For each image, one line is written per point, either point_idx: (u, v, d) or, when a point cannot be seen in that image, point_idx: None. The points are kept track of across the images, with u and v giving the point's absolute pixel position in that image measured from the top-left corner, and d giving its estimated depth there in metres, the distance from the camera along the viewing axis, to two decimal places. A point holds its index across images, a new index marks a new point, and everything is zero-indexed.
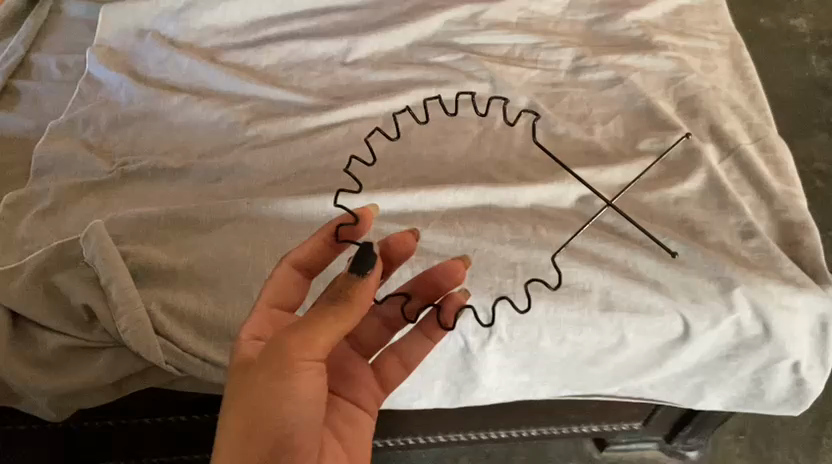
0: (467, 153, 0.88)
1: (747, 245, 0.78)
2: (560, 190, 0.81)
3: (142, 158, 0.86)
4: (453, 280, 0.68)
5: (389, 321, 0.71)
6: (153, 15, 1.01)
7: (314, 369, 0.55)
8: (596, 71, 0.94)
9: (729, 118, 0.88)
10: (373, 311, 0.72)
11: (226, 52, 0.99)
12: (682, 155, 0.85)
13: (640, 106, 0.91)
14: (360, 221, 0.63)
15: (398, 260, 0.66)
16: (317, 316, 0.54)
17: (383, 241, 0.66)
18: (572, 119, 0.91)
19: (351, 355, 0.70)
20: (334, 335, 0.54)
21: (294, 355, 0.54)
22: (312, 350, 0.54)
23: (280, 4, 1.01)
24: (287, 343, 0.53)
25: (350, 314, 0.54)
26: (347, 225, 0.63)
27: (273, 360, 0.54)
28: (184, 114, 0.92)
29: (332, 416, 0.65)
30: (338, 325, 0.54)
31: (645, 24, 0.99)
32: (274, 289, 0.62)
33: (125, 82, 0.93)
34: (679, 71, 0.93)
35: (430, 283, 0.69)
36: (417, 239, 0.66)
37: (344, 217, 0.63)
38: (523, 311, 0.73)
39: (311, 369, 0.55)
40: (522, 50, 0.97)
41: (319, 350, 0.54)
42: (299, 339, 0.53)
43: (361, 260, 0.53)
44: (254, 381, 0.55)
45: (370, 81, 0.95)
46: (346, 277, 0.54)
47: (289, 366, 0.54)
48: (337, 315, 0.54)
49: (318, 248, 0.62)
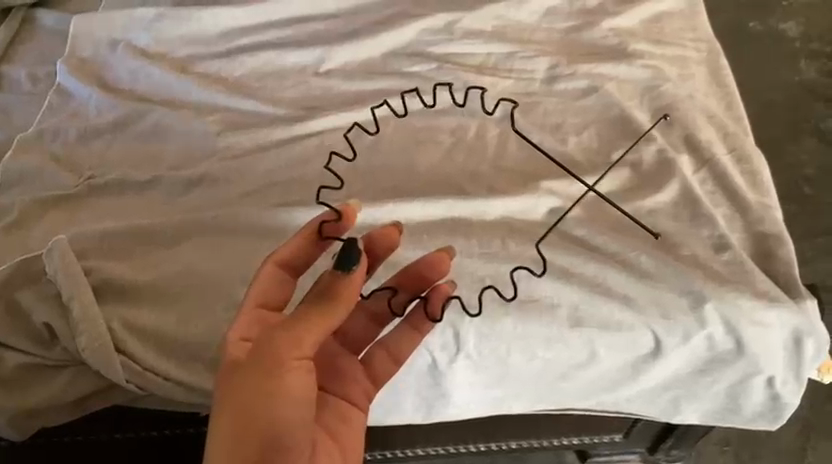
0: (438, 164, 0.87)
1: (720, 258, 0.76)
2: (532, 202, 0.80)
3: (110, 171, 0.85)
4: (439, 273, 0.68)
5: (376, 317, 0.71)
6: (126, 25, 0.99)
7: (305, 367, 0.58)
8: (571, 80, 0.93)
9: (706, 127, 0.87)
10: (358, 306, 0.71)
11: (199, 62, 0.97)
12: (656, 165, 0.84)
13: (615, 115, 0.89)
14: (342, 221, 0.65)
15: (379, 254, 0.67)
16: (304, 316, 0.57)
17: (366, 236, 0.67)
18: (546, 128, 0.89)
19: (342, 351, 0.69)
20: (319, 334, 0.57)
21: (284, 355, 0.57)
22: (301, 349, 0.57)
23: (254, 12, 1.00)
24: (278, 342, 0.57)
25: (335, 313, 0.57)
26: (330, 224, 0.65)
27: (263, 359, 0.57)
28: (154, 125, 0.90)
29: (324, 414, 0.66)
30: (324, 323, 0.57)
31: (622, 31, 0.97)
32: (260, 289, 0.62)
33: (95, 94, 0.92)
34: (654, 80, 0.92)
35: (415, 276, 0.69)
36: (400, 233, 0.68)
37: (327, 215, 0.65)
38: (509, 299, 0.74)
39: (299, 368, 0.57)
40: (498, 59, 0.96)
41: (307, 347, 0.57)
42: (288, 337, 0.57)
43: (344, 257, 0.57)
44: (244, 380, 0.57)
45: (343, 91, 0.94)
46: (330, 276, 0.57)
47: (280, 365, 0.57)
48: (322, 314, 0.57)
49: (306, 247, 0.64)
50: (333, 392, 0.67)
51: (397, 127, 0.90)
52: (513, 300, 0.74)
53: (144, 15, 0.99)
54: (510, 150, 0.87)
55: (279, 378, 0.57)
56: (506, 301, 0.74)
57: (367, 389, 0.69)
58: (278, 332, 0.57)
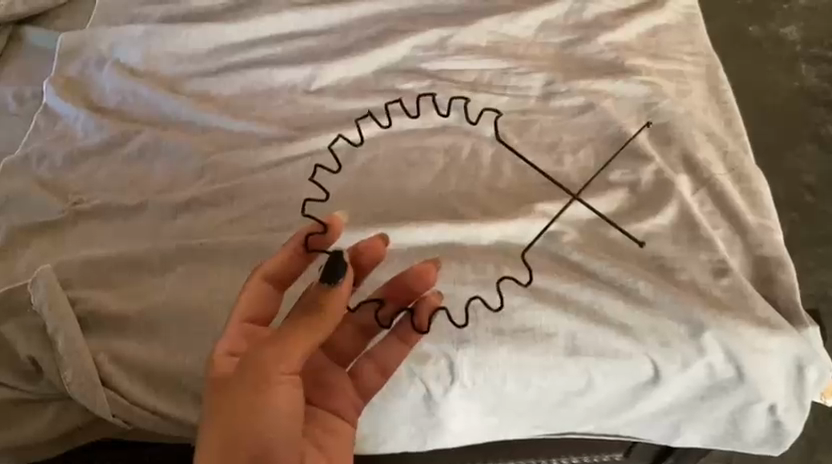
0: (431, 186, 0.85)
1: (720, 283, 0.75)
2: (526, 227, 0.78)
3: (98, 195, 0.84)
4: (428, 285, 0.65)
5: (365, 329, 0.66)
6: (114, 44, 0.98)
7: (294, 381, 0.55)
8: (567, 97, 0.91)
9: (705, 146, 0.85)
10: (346, 318, 0.66)
11: (188, 80, 0.96)
12: (653, 186, 0.82)
13: (612, 134, 0.87)
14: (327, 231, 0.62)
15: (367, 265, 0.64)
16: (292, 328, 0.54)
17: (353, 248, 0.65)
18: (541, 148, 0.88)
19: (329, 364, 0.64)
20: (309, 347, 0.55)
21: (271, 368, 0.54)
22: (290, 362, 0.54)
23: (243, 29, 0.98)
24: (264, 358, 0.54)
25: (324, 326, 0.55)
26: (315, 236, 0.62)
27: (251, 372, 0.54)
28: (142, 147, 0.88)
29: (311, 430, 0.61)
30: (313, 335, 0.55)
31: (619, 45, 0.95)
32: (247, 303, 0.59)
33: (82, 115, 0.90)
34: (652, 96, 0.90)
35: (403, 288, 0.65)
36: (387, 243, 0.65)
37: (312, 227, 0.62)
38: (496, 309, 0.72)
39: (288, 382, 0.55)
40: (492, 75, 0.94)
41: (295, 361, 0.55)
42: (274, 351, 0.54)
43: (331, 269, 0.55)
44: (232, 395, 0.54)
45: (334, 110, 0.92)
46: (318, 288, 0.55)
47: (268, 380, 0.54)
48: (310, 327, 0.54)
49: (290, 259, 0.61)
50: (319, 405, 0.63)
51: (388, 148, 0.88)
52: (501, 310, 0.72)
53: (133, 33, 0.98)
54: (505, 171, 0.86)
55: (269, 392, 0.54)
56: (493, 312, 0.72)
57: (357, 403, 0.65)
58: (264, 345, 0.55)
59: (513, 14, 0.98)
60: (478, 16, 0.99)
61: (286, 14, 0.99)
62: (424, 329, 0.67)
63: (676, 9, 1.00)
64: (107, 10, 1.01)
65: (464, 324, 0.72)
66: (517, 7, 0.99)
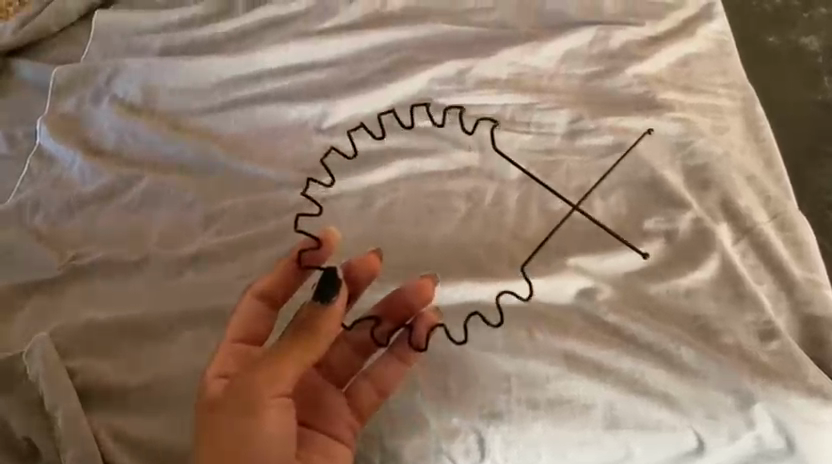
0: (453, 236, 0.79)
1: (767, 348, 0.70)
2: (558, 285, 0.73)
3: (96, 250, 0.78)
4: (422, 300, 0.67)
5: (361, 346, 0.68)
6: (110, 77, 0.92)
7: (284, 403, 0.58)
8: (595, 135, 0.85)
9: (744, 191, 0.80)
10: (341, 336, 0.68)
11: (191, 118, 0.89)
12: (692, 236, 0.77)
13: (645, 176, 0.82)
14: (322, 247, 0.66)
15: (361, 282, 0.67)
16: (282, 350, 0.57)
17: (346, 263, 0.67)
18: (569, 193, 0.82)
19: (323, 384, 0.67)
20: (299, 368, 0.58)
21: (262, 393, 0.57)
22: (279, 385, 0.57)
23: (249, 61, 0.92)
24: (254, 380, 0.57)
25: (313, 346, 0.58)
26: (309, 252, 0.65)
27: (241, 395, 0.57)
28: (143, 194, 0.82)
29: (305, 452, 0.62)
30: (302, 357, 0.58)
31: (648, 78, 0.89)
32: (240, 324, 0.63)
33: (79, 159, 0.85)
34: (686, 135, 0.84)
35: (398, 304, 0.68)
36: (380, 259, 0.68)
37: (306, 245, 0.66)
38: (496, 326, 0.70)
39: (278, 404, 0.58)
40: (514, 110, 0.88)
41: (285, 384, 0.57)
42: (264, 374, 0.57)
43: (323, 288, 0.59)
44: (222, 417, 0.57)
45: (348, 150, 0.86)
46: (311, 309, 0.59)
47: (259, 404, 0.57)
48: (300, 349, 0.58)
49: (283, 277, 0.64)
50: (314, 427, 0.64)
51: (407, 193, 0.82)
52: (500, 327, 0.70)
53: (131, 66, 0.92)
54: (532, 218, 0.80)
55: (260, 414, 0.57)
56: (493, 329, 0.70)
57: (353, 425, 0.66)
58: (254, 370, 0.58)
59: (534, 45, 0.92)
60: (497, 47, 0.93)
61: (293, 45, 0.94)
62: (421, 346, 0.68)
63: (706, 36, 0.94)
64: (104, 43, 0.96)
65: (463, 341, 0.70)
66: (538, 36, 0.94)
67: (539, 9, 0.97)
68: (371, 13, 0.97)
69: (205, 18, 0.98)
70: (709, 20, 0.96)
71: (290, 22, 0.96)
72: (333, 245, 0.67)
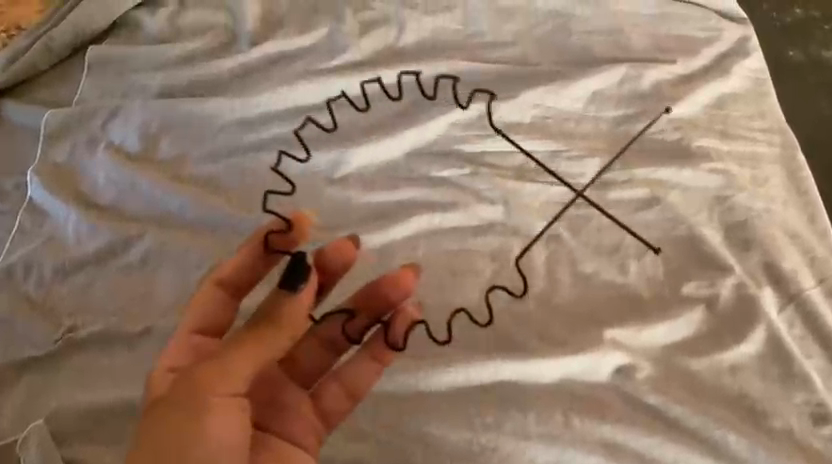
0: (479, 303, 0.73)
1: (820, 432, 0.66)
2: (594, 363, 0.68)
3: (93, 320, 0.73)
4: (402, 294, 0.62)
5: (332, 342, 0.64)
6: (106, 122, 0.86)
7: (238, 405, 0.53)
8: (627, 187, 0.80)
9: (788, 252, 0.75)
10: (309, 332, 0.64)
11: (193, 166, 0.83)
12: (735, 305, 0.72)
13: (681, 234, 0.77)
14: (291, 231, 0.62)
15: (334, 272, 0.65)
16: (237, 342, 0.52)
17: (319, 251, 0.65)
18: (602, 252, 0.76)
19: (287, 383, 0.63)
20: (256, 364, 0.52)
21: (213, 391, 0.52)
22: (233, 383, 0.52)
23: (254, 103, 0.87)
24: (205, 373, 0.52)
25: (272, 341, 0.52)
26: (277, 235, 0.62)
27: (190, 390, 0.52)
28: (144, 255, 0.76)
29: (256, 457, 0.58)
30: (260, 352, 0.52)
31: (681, 122, 0.84)
32: (197, 310, 0.60)
33: (74, 215, 0.79)
34: (725, 188, 0.79)
35: (375, 295, 0.62)
36: (357, 247, 0.66)
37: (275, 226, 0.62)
38: (485, 326, 0.71)
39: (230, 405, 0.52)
40: (540, 158, 0.83)
41: (239, 384, 0.52)
42: (217, 369, 0.52)
43: (290, 276, 0.54)
44: (167, 415, 0.52)
45: (361, 203, 0.81)
46: (274, 297, 0.53)
47: (211, 402, 0.51)
48: (259, 342, 0.52)
49: (246, 262, 0.61)
50: (269, 429, 0.60)
51: (428, 254, 0.77)
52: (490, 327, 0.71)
53: (129, 111, 0.86)
54: (562, 283, 0.75)
55: (209, 415, 0.51)
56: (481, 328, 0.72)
57: (317, 426, 0.62)
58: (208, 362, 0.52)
59: (560, 85, 0.86)
60: (520, 87, 0.88)
61: (301, 85, 0.87)
62: (397, 345, 0.65)
63: (742, 74, 0.88)
64: (98, 80, 0.89)
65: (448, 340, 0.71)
66: (564, 74, 0.88)
67: (563, 45, 0.91)
68: (383, 48, 0.91)
69: (206, 53, 0.92)
70: (744, 56, 0.90)
71: (297, 57, 0.91)
72: (306, 228, 0.63)
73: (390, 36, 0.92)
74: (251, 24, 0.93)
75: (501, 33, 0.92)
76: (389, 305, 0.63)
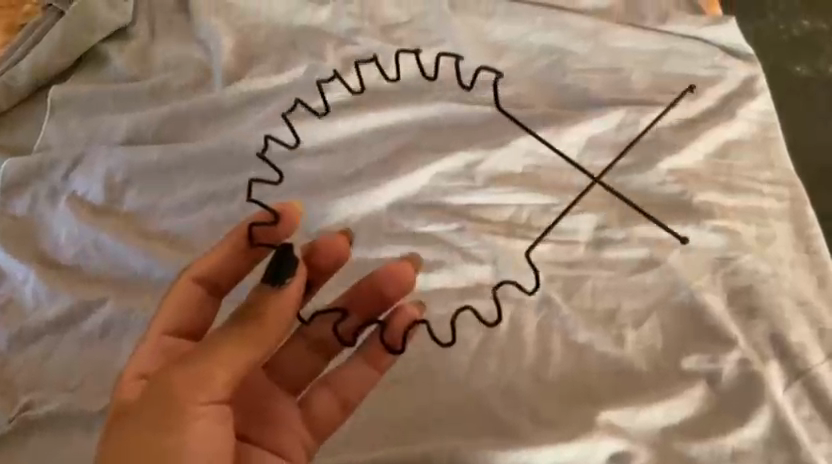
0: (464, 378, 0.68)
1: None
2: (586, 451, 0.63)
3: (50, 397, 0.68)
4: (399, 289, 0.64)
5: (321, 345, 0.65)
6: (70, 172, 0.81)
7: (212, 414, 0.55)
8: (624, 246, 0.75)
9: (796, 323, 0.70)
10: (296, 332, 0.65)
11: (160, 219, 0.78)
12: (738, 383, 0.67)
13: (682, 300, 0.72)
14: (278, 223, 0.60)
15: (320, 273, 0.64)
16: (217, 345, 0.54)
17: (310, 243, 0.64)
18: (596, 319, 0.71)
19: (274, 390, 0.63)
20: (234, 369, 0.54)
21: (186, 399, 0.54)
22: (207, 392, 0.54)
23: (226, 148, 0.80)
24: (178, 380, 0.54)
25: (251, 344, 0.54)
26: (262, 227, 0.60)
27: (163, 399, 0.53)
28: (105, 322, 0.72)
29: None
30: (238, 353, 0.54)
31: (683, 173, 0.78)
32: (174, 306, 0.61)
33: (32, 277, 0.74)
34: (729, 249, 0.74)
35: (368, 291, 0.64)
36: (348, 242, 0.65)
37: (260, 217, 0.61)
38: (492, 326, 0.69)
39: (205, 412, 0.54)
40: (532, 213, 0.77)
41: (212, 392, 0.54)
42: (189, 376, 0.54)
43: (274, 271, 0.56)
44: (136, 422, 0.54)
45: (344, 262, 0.76)
46: (259, 294, 0.56)
47: (184, 410, 0.54)
48: (236, 345, 0.54)
49: (227, 256, 0.60)
50: (254, 441, 0.61)
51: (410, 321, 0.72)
52: (496, 326, 0.69)
53: (93, 159, 0.81)
54: (554, 356, 0.69)
55: (183, 424, 0.54)
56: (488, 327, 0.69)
57: (305, 439, 0.63)
58: (180, 366, 0.54)
59: (554, 131, 0.81)
60: (512, 132, 0.82)
61: (278, 130, 0.82)
62: (396, 345, 0.64)
63: (750, 118, 0.83)
64: (62, 123, 0.84)
65: (451, 343, 0.68)
66: (558, 118, 0.82)
67: (558, 85, 0.86)
68: (366, 88, 0.85)
69: (178, 91, 0.86)
70: (752, 97, 0.84)
71: (274, 96, 0.85)
72: (295, 220, 0.61)
73: (374, 75, 0.86)
74: (225, 59, 0.87)
75: (493, 71, 0.87)
76: (382, 302, 0.64)
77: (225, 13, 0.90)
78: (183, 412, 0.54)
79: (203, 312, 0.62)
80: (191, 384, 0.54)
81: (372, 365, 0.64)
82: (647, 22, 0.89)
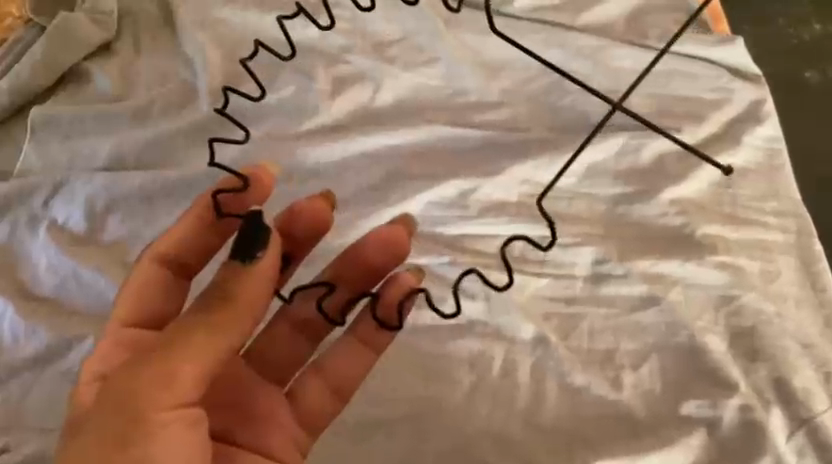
0: (456, 424, 0.66)
1: None
2: None
3: (28, 438, 0.67)
4: (392, 252, 0.64)
5: (306, 324, 0.66)
6: (50, 198, 0.78)
7: (181, 414, 0.54)
8: (624, 282, 0.72)
9: (801, 366, 0.67)
10: (282, 314, 0.66)
11: (141, 249, 0.75)
12: (739, 432, 0.65)
13: (682, 341, 0.69)
14: (248, 189, 0.61)
15: (301, 229, 0.65)
16: (181, 335, 0.54)
17: (287, 212, 0.65)
18: (593, 361, 0.69)
19: (259, 382, 0.64)
20: (201, 360, 0.54)
21: (149, 400, 0.53)
22: (173, 389, 0.53)
23: (209, 174, 0.77)
24: (143, 377, 0.53)
25: (216, 332, 0.54)
26: (227, 194, 0.61)
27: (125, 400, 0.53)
28: (85, 360, 0.69)
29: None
30: (205, 341, 0.53)
31: (686, 204, 0.76)
32: (140, 294, 0.61)
33: (10, 312, 0.72)
34: (732, 286, 0.71)
35: (357, 263, 0.64)
36: (329, 205, 0.65)
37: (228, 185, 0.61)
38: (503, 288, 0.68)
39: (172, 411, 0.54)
40: (526, 245, 0.74)
41: (178, 388, 0.53)
42: (152, 374, 0.53)
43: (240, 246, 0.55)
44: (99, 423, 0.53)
45: None
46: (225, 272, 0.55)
47: (147, 411, 0.53)
48: (202, 335, 0.53)
49: (194, 231, 0.61)
50: (237, 439, 0.62)
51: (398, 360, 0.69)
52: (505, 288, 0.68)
53: (74, 185, 0.78)
54: (549, 399, 0.67)
55: (147, 427, 0.53)
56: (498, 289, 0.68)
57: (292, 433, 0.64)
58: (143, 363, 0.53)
59: (550, 157, 0.78)
60: (507, 158, 0.79)
61: (265, 155, 0.79)
62: (388, 318, 0.64)
63: (755, 144, 0.79)
64: (43, 147, 0.81)
65: (456, 314, 0.62)
66: (555, 143, 0.79)
67: (556, 106, 0.82)
68: (357, 110, 0.83)
69: (162, 112, 0.83)
70: (758, 122, 0.80)
71: (262, 118, 0.82)
72: (266, 185, 0.62)
73: (365, 95, 0.83)
74: (211, 78, 0.84)
75: (488, 92, 0.83)
76: (369, 274, 0.64)
77: (212, 29, 0.87)
78: (147, 416, 0.53)
79: (171, 294, 0.63)
80: (153, 382, 0.53)
81: (364, 344, 0.64)
82: (650, 41, 0.85)
